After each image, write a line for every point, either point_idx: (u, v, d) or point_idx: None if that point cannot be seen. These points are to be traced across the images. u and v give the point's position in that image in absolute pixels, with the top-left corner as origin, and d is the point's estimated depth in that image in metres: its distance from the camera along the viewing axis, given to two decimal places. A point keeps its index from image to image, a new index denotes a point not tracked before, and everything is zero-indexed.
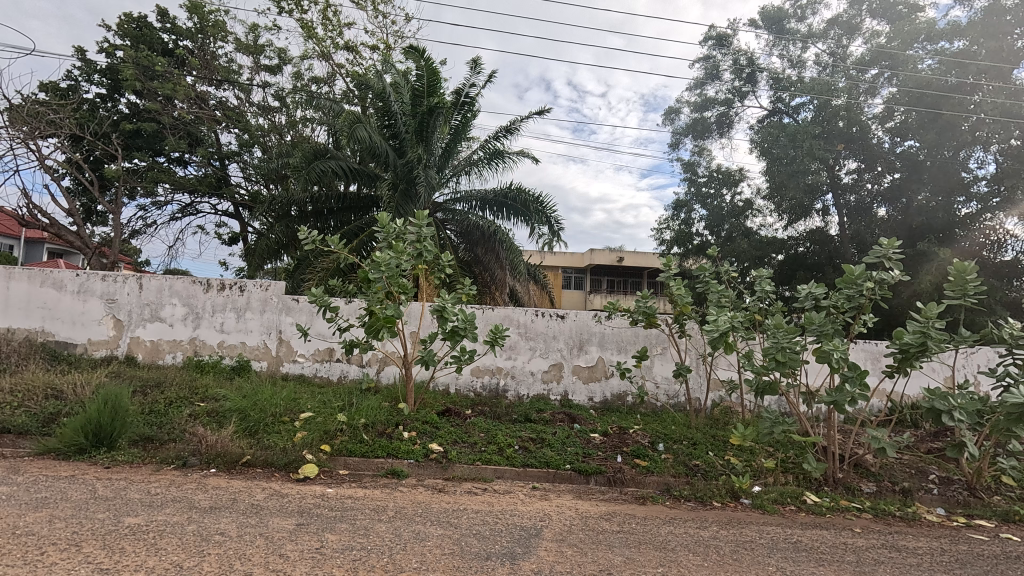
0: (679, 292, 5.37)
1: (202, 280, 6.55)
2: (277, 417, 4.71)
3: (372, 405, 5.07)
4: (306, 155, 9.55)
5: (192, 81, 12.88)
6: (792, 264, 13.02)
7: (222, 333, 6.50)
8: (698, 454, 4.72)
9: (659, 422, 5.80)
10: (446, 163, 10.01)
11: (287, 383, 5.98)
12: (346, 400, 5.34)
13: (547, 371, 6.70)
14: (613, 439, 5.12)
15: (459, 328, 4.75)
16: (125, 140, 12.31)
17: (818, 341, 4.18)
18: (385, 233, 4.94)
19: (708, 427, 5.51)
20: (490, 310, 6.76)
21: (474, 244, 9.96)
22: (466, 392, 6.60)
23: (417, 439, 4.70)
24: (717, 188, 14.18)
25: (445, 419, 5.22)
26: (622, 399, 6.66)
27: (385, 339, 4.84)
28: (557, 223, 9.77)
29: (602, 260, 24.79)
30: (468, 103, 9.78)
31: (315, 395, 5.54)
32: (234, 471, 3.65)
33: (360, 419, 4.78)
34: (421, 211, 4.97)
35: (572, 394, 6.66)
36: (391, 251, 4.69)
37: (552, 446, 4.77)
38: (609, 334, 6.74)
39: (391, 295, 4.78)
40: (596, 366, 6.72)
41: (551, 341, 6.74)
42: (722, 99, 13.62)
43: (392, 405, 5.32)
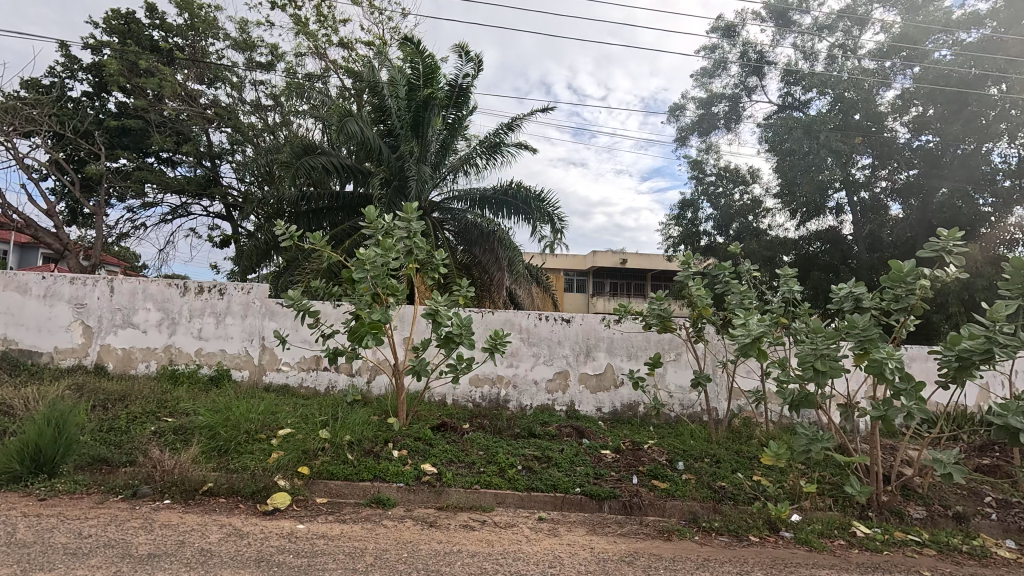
0: (699, 293, 4.87)
1: (179, 283, 6.07)
2: (251, 434, 4.22)
3: (359, 420, 4.57)
4: (295, 151, 9.09)
5: (181, 79, 12.44)
6: (805, 264, 12.52)
7: (200, 340, 6.00)
8: (723, 474, 4.23)
9: (675, 436, 5.29)
10: (442, 159, 9.56)
11: (269, 395, 5.48)
12: (331, 413, 4.84)
13: (552, 380, 6.20)
14: (627, 457, 4.62)
15: (453, 333, 4.23)
16: (111, 139, 11.86)
17: (862, 348, 3.67)
18: (372, 229, 4.46)
19: (730, 443, 5.01)
20: (490, 314, 6.26)
21: (473, 244, 9.47)
22: (464, 404, 6.10)
23: (407, 459, 4.20)
24: (725, 187, 13.70)
25: (439, 434, 4.72)
26: (633, 409, 6.18)
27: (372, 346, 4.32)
28: (559, 222, 9.30)
29: (605, 262, 24.40)
30: (465, 95, 9.30)
31: (297, 408, 5.05)
32: (191, 502, 3.14)
33: (345, 435, 4.30)
34: (411, 204, 4.48)
35: (579, 404, 6.17)
36: (379, 248, 4.20)
37: (559, 466, 4.26)
38: (618, 339, 6.25)
39: (378, 297, 4.28)
40: (605, 373, 6.22)
41: (556, 347, 6.24)
42: (728, 94, 13.09)
43: (381, 420, 4.82)
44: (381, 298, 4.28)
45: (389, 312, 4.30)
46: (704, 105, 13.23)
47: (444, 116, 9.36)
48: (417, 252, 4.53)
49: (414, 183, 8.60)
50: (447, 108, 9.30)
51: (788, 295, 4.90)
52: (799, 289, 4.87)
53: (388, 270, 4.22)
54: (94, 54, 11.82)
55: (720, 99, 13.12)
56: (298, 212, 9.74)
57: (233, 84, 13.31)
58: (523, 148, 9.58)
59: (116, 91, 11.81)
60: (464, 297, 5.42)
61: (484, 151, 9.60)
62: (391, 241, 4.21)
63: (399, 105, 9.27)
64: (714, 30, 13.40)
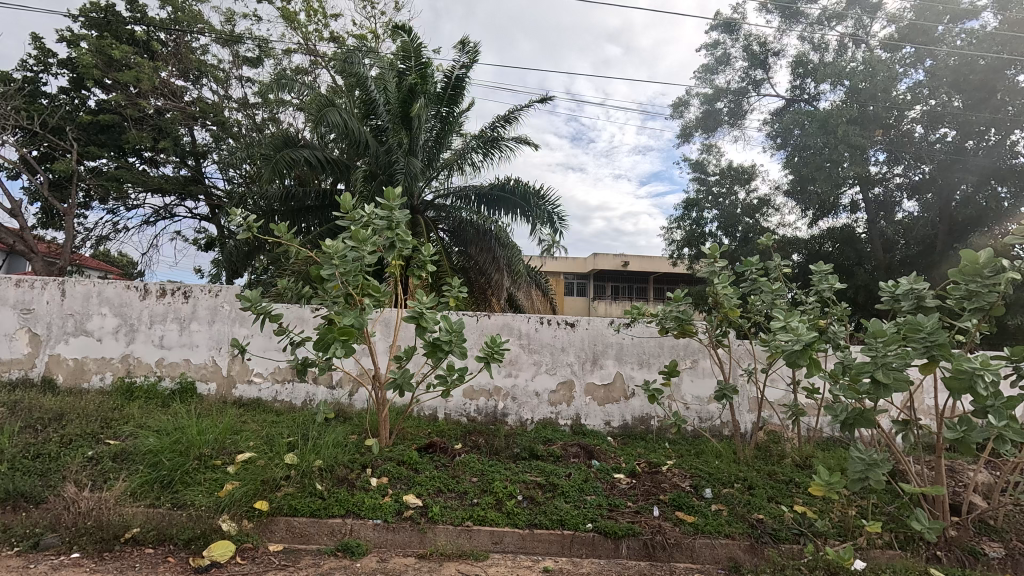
0: (725, 292, 4.23)
1: (138, 285, 5.45)
2: (204, 460, 3.60)
3: (332, 441, 3.94)
4: (276, 144, 8.47)
5: (161, 73, 11.83)
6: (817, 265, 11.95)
7: (162, 349, 5.37)
8: (760, 503, 3.62)
9: (696, 456, 4.68)
10: (434, 154, 8.96)
11: (236, 412, 4.87)
12: (303, 433, 4.21)
13: (555, 392, 5.59)
14: (645, 482, 3.97)
15: (441, 340, 3.56)
16: (86, 137, 11.27)
17: (930, 356, 3.05)
18: (348, 220, 3.84)
19: (760, 464, 4.40)
20: (486, 318, 5.63)
21: (467, 243, 8.86)
22: (457, 419, 5.48)
23: (388, 489, 3.58)
24: (731, 186, 13.11)
25: (427, 457, 4.09)
26: (645, 423, 5.58)
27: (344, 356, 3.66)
28: (560, 223, 8.67)
29: (605, 265, 23.80)
30: (460, 87, 8.72)
31: (265, 428, 4.42)
32: (104, 557, 2.67)
33: (315, 460, 3.67)
34: (391, 190, 3.85)
35: (585, 417, 5.56)
36: (351, 241, 3.57)
37: (566, 495, 3.63)
38: (628, 345, 5.64)
39: (352, 298, 3.68)
40: (614, 383, 5.61)
41: (559, 354, 5.62)
42: (734, 88, 12.42)
43: (360, 440, 4.19)
44: (355, 297, 3.66)
45: (366, 316, 3.67)
46: (709, 100, 12.55)
47: (436, 109, 8.78)
48: (399, 245, 3.90)
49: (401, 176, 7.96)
50: (441, 100, 8.73)
51: (823, 294, 4.29)
52: (837, 286, 4.26)
53: (360, 267, 3.59)
54: (69, 48, 11.21)
55: (726, 94, 12.45)
56: (281, 211, 9.13)
57: (218, 80, 12.72)
58: (523, 144, 9.00)
59: (93, 86, 11.21)
60: (454, 298, 4.82)
61: (479, 146, 9.01)
62: (365, 232, 3.58)
63: (387, 96, 8.65)
64: (714, 27, 12.84)
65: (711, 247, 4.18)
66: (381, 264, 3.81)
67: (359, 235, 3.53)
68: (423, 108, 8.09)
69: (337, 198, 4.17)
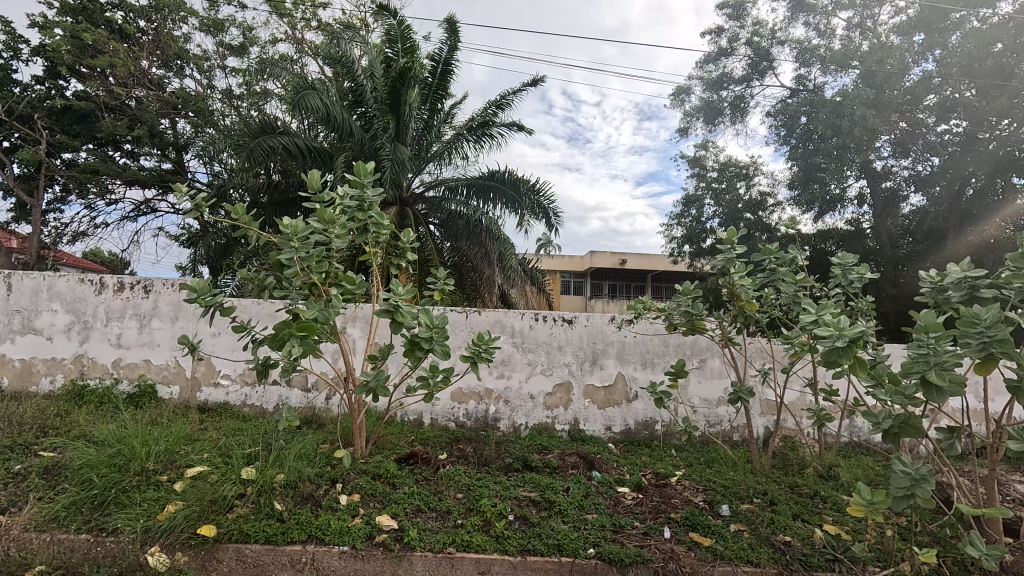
0: (743, 283, 3.77)
1: (94, 278, 4.94)
2: (148, 476, 3.13)
3: (299, 453, 3.46)
4: (253, 130, 7.97)
5: (140, 60, 11.30)
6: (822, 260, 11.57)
7: (119, 349, 4.89)
8: (786, 523, 3.18)
9: (707, 466, 4.22)
10: (424, 144, 8.53)
11: (198, 418, 4.40)
12: (268, 443, 3.73)
13: (551, 395, 5.14)
14: (653, 497, 3.52)
15: (418, 337, 3.08)
16: (60, 126, 10.77)
17: (989, 355, 2.60)
18: (316, 200, 3.36)
19: (780, 474, 3.95)
20: (476, 314, 5.17)
21: (457, 236, 8.44)
22: (444, 424, 5.02)
23: (359, 509, 3.12)
24: (732, 181, 12.67)
25: (407, 470, 3.62)
26: (649, 428, 5.14)
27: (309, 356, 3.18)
28: (554, 216, 8.25)
29: (603, 263, 23.39)
30: (449, 73, 8.27)
31: (228, 436, 3.94)
32: None
33: (277, 474, 3.20)
34: (363, 165, 3.37)
35: (585, 422, 5.11)
36: (317, 223, 3.09)
37: (564, 514, 3.17)
38: (630, 343, 5.19)
39: (319, 290, 3.20)
40: (615, 386, 5.17)
41: (556, 354, 5.17)
42: (738, 78, 11.90)
43: (333, 452, 3.71)
44: (321, 286, 3.18)
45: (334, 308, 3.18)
46: (711, 88, 12.07)
47: (425, 96, 8.33)
48: (373, 228, 3.43)
49: (387, 164, 7.49)
50: (430, 87, 8.29)
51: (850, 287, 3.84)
52: (867, 278, 3.80)
53: (325, 252, 3.11)
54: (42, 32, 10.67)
55: (731, 82, 11.95)
56: (262, 203, 8.66)
57: (200, 70, 12.19)
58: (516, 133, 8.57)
59: (67, 74, 10.68)
60: (439, 291, 4.37)
61: (470, 135, 8.57)
62: (331, 213, 3.10)
63: (374, 82, 8.19)
64: (724, 8, 12.37)
65: (727, 233, 3.71)
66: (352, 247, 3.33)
67: (325, 214, 3.06)
68: (412, 94, 7.64)
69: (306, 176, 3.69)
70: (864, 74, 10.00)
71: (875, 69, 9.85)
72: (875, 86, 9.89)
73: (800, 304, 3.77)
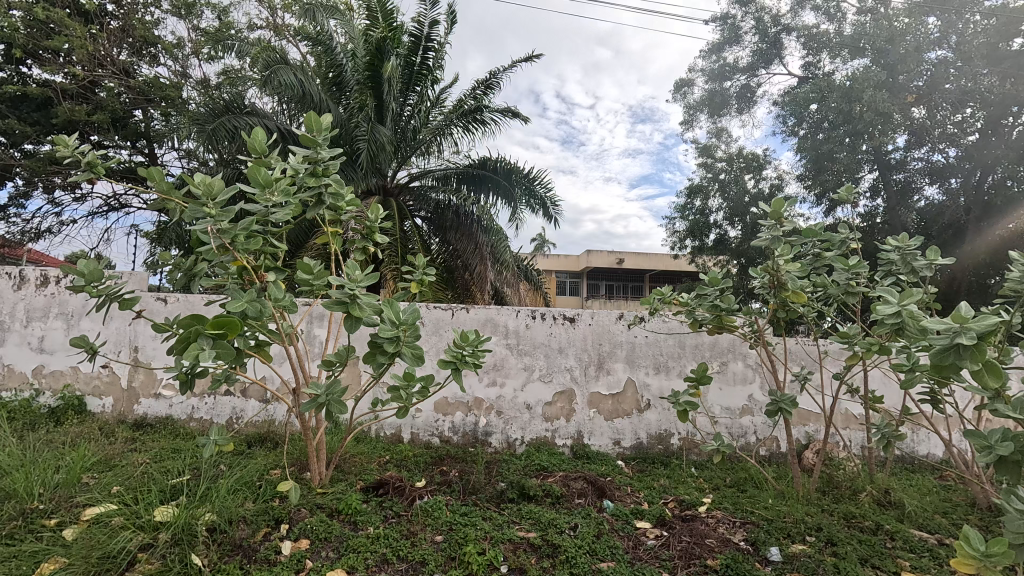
0: (791, 270, 3.04)
1: (12, 272, 4.20)
2: (32, 524, 2.42)
3: (235, 487, 2.74)
4: (219, 110, 7.21)
5: (105, 44, 10.50)
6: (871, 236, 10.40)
7: (41, 355, 4.14)
8: (854, 572, 2.49)
9: (739, 491, 3.53)
10: (407, 129, 7.80)
11: (130, 438, 3.66)
12: (203, 470, 3.01)
13: (552, 404, 4.44)
14: (681, 537, 2.81)
15: (381, 338, 2.36)
16: (17, 113, 10.01)
17: None
18: (250, 161, 2.61)
19: (828, 501, 3.27)
20: (463, 311, 4.46)
21: (445, 229, 7.77)
22: (427, 440, 4.32)
23: (306, 561, 2.40)
24: (738, 175, 12.04)
25: (375, 504, 2.90)
26: (663, 442, 4.47)
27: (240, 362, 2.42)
28: (553, 208, 7.56)
29: (600, 262, 22.73)
30: (434, 51, 7.47)
31: (158, 461, 3.21)
32: None
33: (202, 514, 2.48)
34: (313, 115, 2.60)
35: (589, 436, 4.43)
36: (252, 186, 2.35)
37: (570, 566, 2.46)
38: (641, 344, 4.53)
39: (251, 277, 2.44)
40: (624, 393, 4.50)
41: (556, 358, 4.47)
42: (743, 67, 10.91)
43: (284, 480, 2.99)
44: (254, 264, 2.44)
45: (270, 298, 2.35)
46: (714, 79, 11.17)
47: (407, 77, 7.55)
48: (327, 197, 2.68)
49: (364, 145, 6.73)
50: (413, 67, 7.53)
51: (915, 276, 3.15)
52: (936, 266, 3.10)
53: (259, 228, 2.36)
54: None
55: (734, 72, 10.98)
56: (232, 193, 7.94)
57: (173, 56, 11.41)
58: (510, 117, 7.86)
59: (24, 58, 9.89)
60: (416, 283, 3.64)
61: (459, 121, 7.88)
62: (270, 174, 2.36)
63: (355, 62, 7.49)
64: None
65: (771, 208, 2.98)
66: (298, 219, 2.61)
67: (259, 174, 2.32)
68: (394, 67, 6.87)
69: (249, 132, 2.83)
70: (881, 54, 9.21)
71: (889, 47, 9.01)
72: (890, 65, 9.09)
73: (855, 295, 3.07)
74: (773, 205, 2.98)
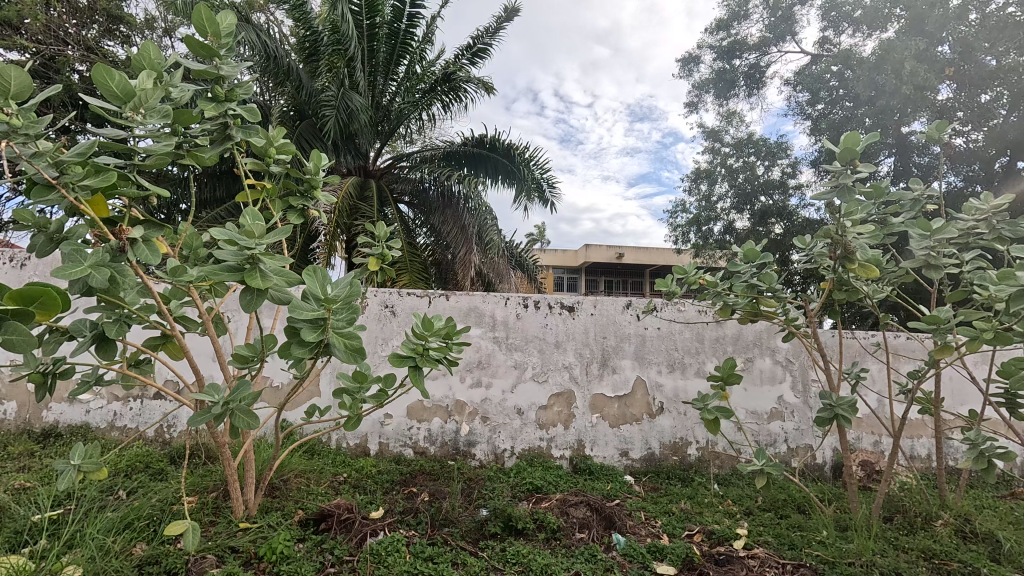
0: (864, 239, 2.30)
1: None
2: None
3: (115, 527, 2.04)
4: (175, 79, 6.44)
5: (67, 19, 9.70)
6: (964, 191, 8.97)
7: None
8: None
9: (781, 520, 2.83)
10: (389, 105, 7.09)
11: (22, 456, 2.95)
12: (91, 496, 2.31)
13: (546, 409, 3.73)
14: None
15: (298, 313, 1.58)
16: None
17: None
18: (145, 75, 1.81)
19: (899, 535, 2.57)
20: (442, 299, 3.75)
21: (430, 212, 7.07)
22: (398, 452, 3.61)
23: None
24: (745, 162, 11.35)
25: (310, 548, 2.19)
26: (679, 454, 3.77)
27: (96, 341, 1.81)
28: (550, 190, 6.83)
29: (597, 257, 22.02)
30: (419, 18, 6.66)
31: (40, 484, 2.50)
32: None
33: (61, 569, 1.78)
34: (211, 14, 1.92)
35: (592, 446, 3.73)
36: (110, 93, 1.61)
37: None
38: (652, 337, 3.84)
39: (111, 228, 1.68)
40: (632, 395, 3.79)
41: (552, 354, 3.77)
42: (754, 44, 10.16)
43: (196, 516, 2.29)
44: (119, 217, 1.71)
45: (134, 255, 1.61)
46: (722, 57, 10.46)
47: (389, 49, 6.72)
48: (235, 131, 2.02)
49: (330, 113, 5.96)
50: (397, 39, 6.66)
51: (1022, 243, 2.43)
52: None
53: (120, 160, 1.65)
54: None
55: (744, 49, 10.25)
56: None
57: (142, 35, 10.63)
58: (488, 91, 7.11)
59: None
60: (376, 259, 2.84)
61: (442, 92, 7.02)
62: (120, 76, 1.60)
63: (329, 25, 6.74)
64: None
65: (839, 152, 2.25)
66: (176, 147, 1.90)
67: (118, 81, 1.60)
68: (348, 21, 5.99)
69: (142, 47, 1.81)
70: (911, 22, 8.41)
71: (925, 14, 8.20)
72: (923, 35, 8.30)
73: (937, 268, 2.39)
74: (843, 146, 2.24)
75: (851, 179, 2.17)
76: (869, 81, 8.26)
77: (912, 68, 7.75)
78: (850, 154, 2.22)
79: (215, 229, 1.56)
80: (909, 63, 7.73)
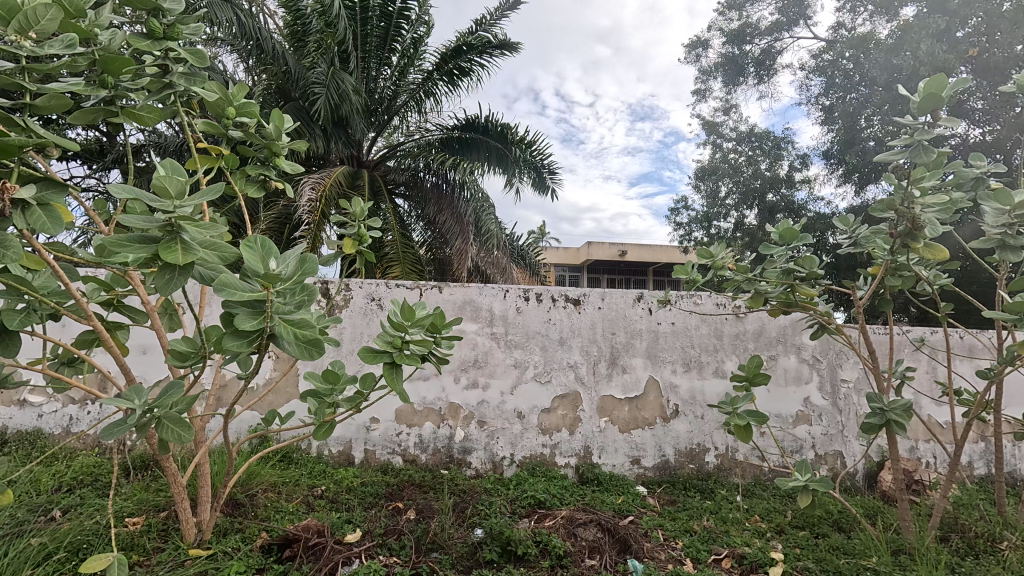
0: (930, 211, 1.92)
1: None
2: None
3: (33, 559, 1.70)
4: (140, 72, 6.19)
5: None
6: None
7: None
8: None
9: (818, 540, 2.47)
10: (383, 91, 6.75)
11: None
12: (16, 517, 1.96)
13: (550, 413, 3.37)
14: None
15: (230, 288, 1.21)
16: None
17: None
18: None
19: (962, 560, 2.20)
20: (435, 290, 3.39)
21: (426, 203, 6.73)
22: (386, 461, 3.25)
23: None
24: (753, 155, 10.96)
25: None
26: (696, 463, 3.41)
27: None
28: (550, 177, 6.48)
29: (601, 255, 21.58)
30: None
31: None
32: None
33: None
34: None
35: (600, 454, 3.37)
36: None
37: None
38: (666, 333, 3.48)
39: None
40: (644, 397, 3.43)
41: (555, 352, 3.41)
42: (765, 28, 9.78)
43: (138, 543, 1.95)
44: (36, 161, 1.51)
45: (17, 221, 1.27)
46: (732, 41, 10.07)
47: (382, 32, 6.36)
48: (176, 78, 1.70)
49: (322, 92, 5.61)
50: (390, 21, 6.26)
51: None
52: None
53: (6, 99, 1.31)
54: None
55: (755, 34, 9.87)
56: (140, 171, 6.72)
57: None
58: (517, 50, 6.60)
59: None
60: (352, 242, 2.47)
61: (438, 76, 6.68)
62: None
63: None
64: None
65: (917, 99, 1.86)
66: (95, 96, 1.57)
67: None
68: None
69: None
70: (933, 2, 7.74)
71: None
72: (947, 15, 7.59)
73: (1016, 250, 2.11)
74: (923, 92, 1.85)
75: (929, 137, 1.79)
76: (886, 65, 7.84)
77: (927, 48, 7.33)
78: (933, 100, 1.80)
79: (120, 185, 1.20)
80: (927, 44, 7.27)
